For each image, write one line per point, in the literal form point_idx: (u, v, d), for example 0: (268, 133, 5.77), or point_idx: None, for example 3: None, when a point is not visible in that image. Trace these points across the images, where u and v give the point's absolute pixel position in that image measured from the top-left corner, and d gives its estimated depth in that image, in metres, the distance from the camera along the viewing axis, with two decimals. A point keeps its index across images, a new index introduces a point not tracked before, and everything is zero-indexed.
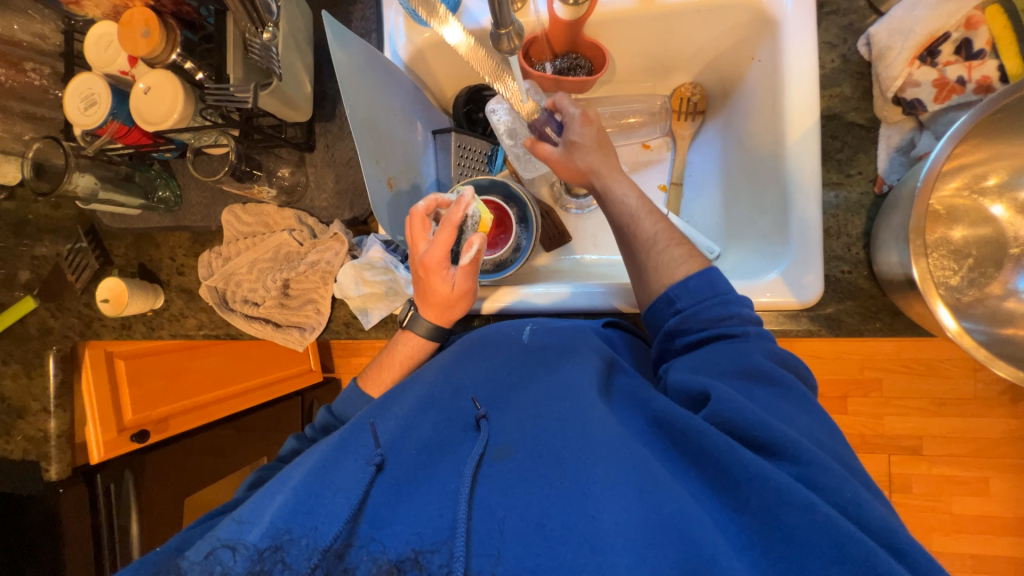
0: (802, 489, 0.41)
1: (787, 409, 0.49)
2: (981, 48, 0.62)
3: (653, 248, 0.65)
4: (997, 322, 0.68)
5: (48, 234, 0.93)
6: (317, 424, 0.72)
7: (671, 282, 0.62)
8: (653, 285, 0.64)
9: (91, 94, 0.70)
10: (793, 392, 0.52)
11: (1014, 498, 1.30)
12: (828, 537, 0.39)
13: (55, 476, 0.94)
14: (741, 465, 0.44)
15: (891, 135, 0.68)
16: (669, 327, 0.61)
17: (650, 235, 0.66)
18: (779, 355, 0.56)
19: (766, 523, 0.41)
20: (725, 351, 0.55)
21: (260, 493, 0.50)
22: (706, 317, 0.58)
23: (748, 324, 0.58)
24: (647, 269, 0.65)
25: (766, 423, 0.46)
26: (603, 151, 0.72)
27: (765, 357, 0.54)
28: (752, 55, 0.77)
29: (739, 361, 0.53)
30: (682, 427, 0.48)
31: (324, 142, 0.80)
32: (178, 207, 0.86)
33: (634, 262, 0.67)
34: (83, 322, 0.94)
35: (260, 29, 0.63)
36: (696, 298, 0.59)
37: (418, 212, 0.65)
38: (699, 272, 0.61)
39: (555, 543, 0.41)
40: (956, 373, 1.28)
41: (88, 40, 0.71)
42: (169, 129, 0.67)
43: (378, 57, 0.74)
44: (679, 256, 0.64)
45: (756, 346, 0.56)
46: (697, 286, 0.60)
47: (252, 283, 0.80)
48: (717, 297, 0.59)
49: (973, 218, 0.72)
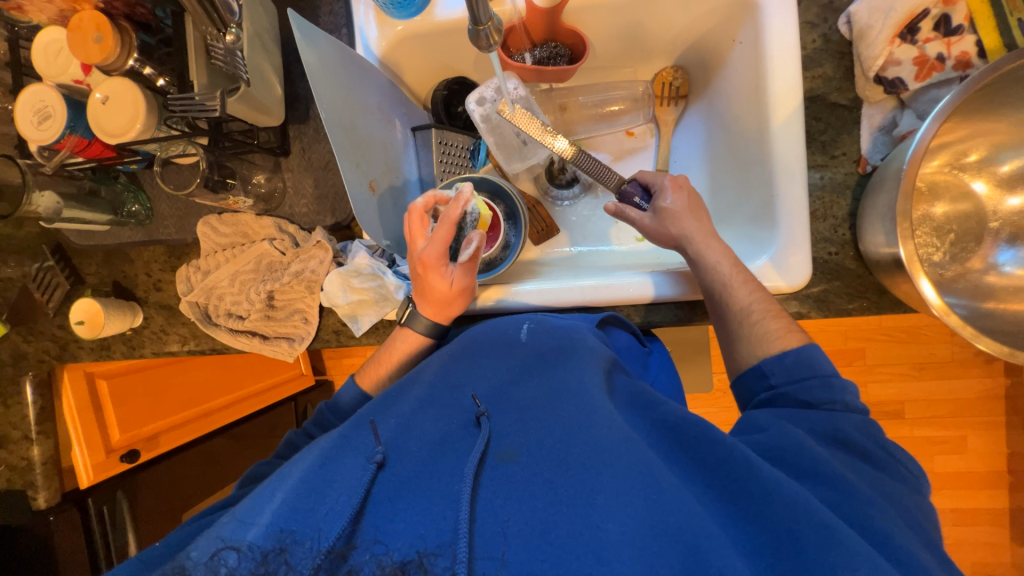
0: (815, 505, 0.42)
1: (843, 459, 0.49)
2: (959, 24, 0.63)
3: (749, 320, 0.62)
4: (979, 296, 0.69)
5: (12, 255, 0.89)
6: (313, 417, 0.70)
7: (765, 355, 0.60)
8: (744, 356, 0.62)
9: (45, 107, 0.66)
10: (887, 475, 0.49)
11: (991, 453, 1.36)
12: (834, 553, 0.39)
13: (43, 504, 0.92)
14: (756, 476, 0.45)
15: (873, 114, 0.68)
16: (760, 398, 0.58)
17: (745, 306, 0.63)
18: (876, 435, 0.52)
19: (773, 536, 0.42)
20: (811, 412, 0.53)
21: (259, 491, 0.49)
22: (804, 397, 0.55)
23: (853, 411, 0.54)
24: (739, 338, 0.63)
25: (810, 456, 0.47)
26: (697, 215, 0.71)
27: (859, 433, 0.51)
28: (733, 37, 0.76)
29: (831, 429, 0.51)
30: (693, 434, 0.49)
31: (299, 146, 0.77)
32: (150, 221, 0.82)
33: (725, 331, 0.65)
34: (58, 345, 0.90)
35: (222, 30, 0.60)
36: (792, 374, 0.57)
37: (417, 209, 0.65)
38: (797, 349, 0.58)
39: (562, 549, 0.40)
40: (934, 338, 1.32)
41: (34, 48, 0.66)
42: (133, 141, 0.64)
43: (351, 53, 0.71)
44: (775, 328, 0.61)
45: (848, 419, 0.52)
46: (793, 362, 0.57)
47: (234, 296, 0.78)
48: (815, 376, 0.56)
49: (954, 194, 0.73)
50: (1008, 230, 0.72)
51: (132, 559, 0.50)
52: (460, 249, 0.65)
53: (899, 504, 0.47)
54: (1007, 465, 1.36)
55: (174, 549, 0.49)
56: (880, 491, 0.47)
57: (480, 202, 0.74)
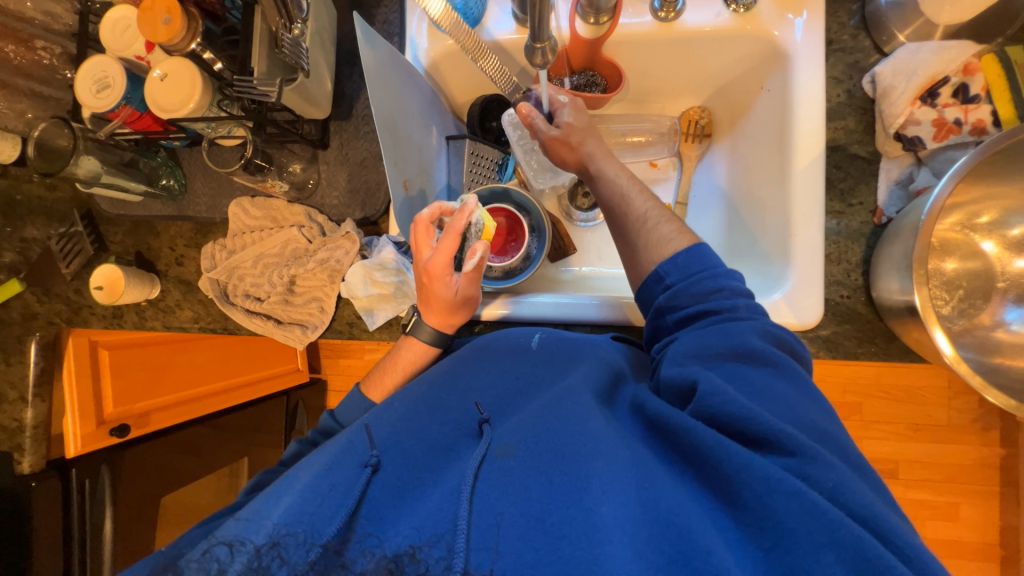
0: (789, 477, 0.40)
1: (783, 391, 0.48)
2: (977, 93, 0.67)
3: (647, 225, 0.65)
4: (986, 351, 0.71)
5: (40, 216, 0.90)
6: (319, 426, 0.70)
7: (660, 259, 0.61)
8: (643, 264, 0.63)
9: (105, 77, 0.69)
10: (792, 375, 0.50)
11: (984, 523, 1.35)
12: (816, 522, 0.38)
13: (27, 469, 0.89)
14: (731, 458, 0.42)
15: (891, 168, 0.71)
16: (661, 305, 0.59)
17: (641, 211, 0.66)
18: (775, 334, 0.54)
19: (758, 520, 0.40)
20: (717, 334, 0.53)
21: (265, 494, 0.47)
22: (696, 291, 0.57)
23: (738, 299, 0.56)
24: (638, 245, 0.64)
25: (753, 418, 0.44)
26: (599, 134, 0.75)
27: (759, 338, 0.52)
28: (762, 85, 0.80)
29: (735, 342, 0.52)
30: (673, 425, 0.47)
31: (338, 141, 0.80)
32: (182, 197, 0.85)
33: (626, 242, 0.66)
34: (71, 308, 0.91)
35: (289, 24, 0.65)
36: (687, 273, 0.58)
37: (422, 220, 0.66)
38: (688, 248, 0.60)
39: (555, 537, 0.40)
40: (933, 400, 1.31)
41: (104, 22, 0.70)
42: (185, 118, 0.66)
43: (402, 61, 0.75)
44: (670, 232, 0.63)
45: (751, 326, 0.53)
46: (686, 261, 0.59)
47: (256, 278, 0.79)
48: (706, 271, 0.58)
49: (964, 252, 0.76)
50: (1016, 291, 0.74)
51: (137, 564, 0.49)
52: (465, 257, 0.65)
53: (812, 410, 0.48)
54: (999, 536, 1.34)
55: (173, 556, 0.47)
56: (802, 410, 0.47)
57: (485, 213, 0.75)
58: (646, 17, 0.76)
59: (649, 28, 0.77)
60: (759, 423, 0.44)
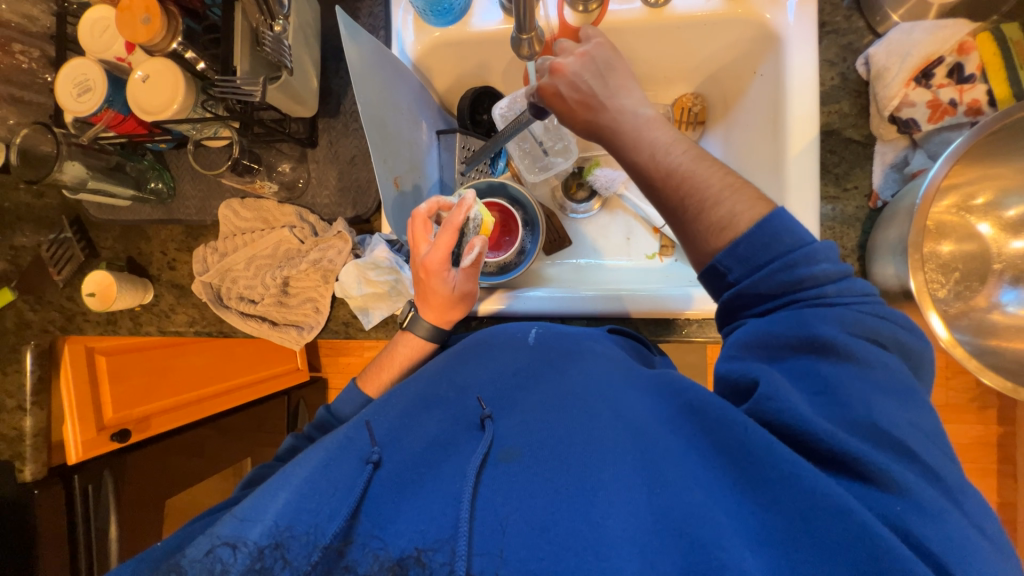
0: (840, 493, 0.39)
1: (863, 391, 0.44)
2: (972, 72, 0.66)
3: (700, 209, 0.55)
4: (982, 333, 0.72)
5: (29, 223, 0.89)
6: (314, 420, 0.70)
7: (718, 250, 0.54)
8: (701, 251, 0.56)
9: (85, 80, 0.67)
10: (883, 373, 0.46)
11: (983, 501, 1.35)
12: (852, 538, 0.37)
13: (30, 478, 0.89)
14: (776, 463, 0.42)
15: (886, 152, 0.70)
16: (724, 301, 0.54)
17: (681, 199, 0.57)
18: (870, 329, 0.48)
19: (793, 521, 0.40)
20: (792, 323, 0.49)
21: (262, 489, 0.47)
22: (773, 285, 0.50)
23: (825, 284, 0.50)
24: (692, 236, 0.56)
25: (810, 429, 0.43)
26: (623, 83, 0.64)
27: (841, 329, 0.47)
28: (755, 69, 0.79)
29: (806, 332, 0.48)
30: (717, 417, 0.46)
31: (327, 139, 0.78)
32: (171, 200, 0.84)
33: (679, 230, 0.58)
34: (65, 315, 0.91)
35: (270, 21, 0.63)
36: (751, 265, 0.52)
37: (421, 215, 0.66)
38: (749, 232, 0.51)
39: (560, 547, 0.40)
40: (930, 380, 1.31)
41: (81, 23, 0.68)
42: (168, 121, 0.65)
43: (387, 55, 0.73)
44: (727, 214, 0.54)
45: (830, 316, 0.48)
46: (749, 250, 0.51)
47: (249, 280, 0.79)
48: (776, 261, 0.50)
49: (960, 234, 0.76)
50: (1011, 273, 0.75)
51: (132, 561, 0.49)
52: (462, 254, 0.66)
53: (897, 415, 0.44)
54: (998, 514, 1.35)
55: (172, 550, 0.47)
56: (881, 412, 0.43)
57: (482, 208, 0.74)
58: (636, 4, 0.75)
59: (640, 15, 0.75)
60: (815, 431, 0.43)
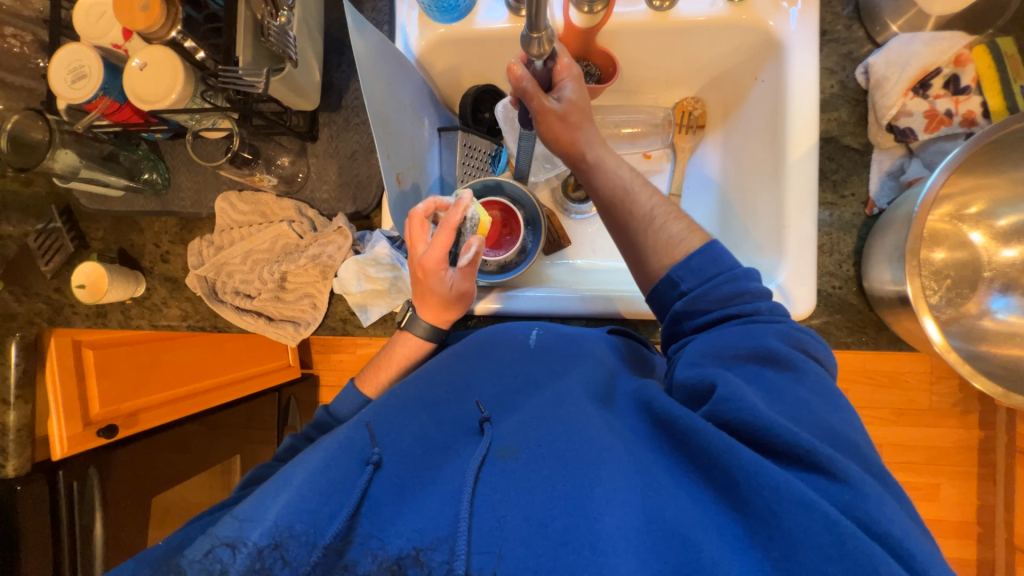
0: (798, 484, 0.40)
1: (804, 396, 0.47)
2: (967, 84, 0.68)
3: (654, 227, 0.62)
4: (973, 339, 0.74)
5: (17, 212, 0.87)
6: (313, 421, 0.69)
7: (673, 262, 0.59)
8: (653, 264, 0.61)
9: (80, 66, 0.66)
10: (814, 380, 0.50)
11: (966, 503, 1.35)
12: (823, 535, 0.37)
13: (12, 473, 0.85)
14: (739, 463, 0.42)
15: (883, 159, 0.72)
16: (676, 311, 0.58)
17: (646, 210, 0.63)
18: (799, 341, 0.53)
19: (764, 520, 0.40)
20: (737, 334, 0.53)
21: (264, 489, 0.45)
22: (716, 297, 0.55)
23: (759, 300, 0.55)
24: (646, 247, 0.61)
25: (772, 426, 0.43)
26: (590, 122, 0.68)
27: (779, 340, 0.52)
28: (755, 75, 0.80)
29: (752, 344, 0.51)
30: (681, 426, 0.46)
31: (327, 133, 0.78)
32: (165, 190, 0.82)
33: (628, 239, 0.63)
34: (52, 307, 0.90)
35: (275, 12, 0.65)
36: (702, 277, 0.57)
37: (417, 215, 0.64)
38: (700, 250, 0.58)
39: (556, 543, 0.40)
40: (914, 385, 1.33)
41: (76, 10, 0.67)
42: (167, 110, 0.64)
43: (392, 49, 0.72)
44: (678, 231, 0.61)
45: (771, 330, 0.53)
46: (700, 264, 0.57)
47: (246, 275, 0.78)
48: (723, 274, 0.56)
49: (952, 242, 0.78)
50: (1000, 281, 0.77)
51: (130, 561, 0.48)
52: (459, 252, 0.65)
53: None
54: (976, 514, 1.35)
55: (173, 549, 0.47)
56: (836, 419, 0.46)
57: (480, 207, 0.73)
58: (641, 6, 0.75)
59: (644, 17, 0.76)
60: (768, 424, 0.43)
